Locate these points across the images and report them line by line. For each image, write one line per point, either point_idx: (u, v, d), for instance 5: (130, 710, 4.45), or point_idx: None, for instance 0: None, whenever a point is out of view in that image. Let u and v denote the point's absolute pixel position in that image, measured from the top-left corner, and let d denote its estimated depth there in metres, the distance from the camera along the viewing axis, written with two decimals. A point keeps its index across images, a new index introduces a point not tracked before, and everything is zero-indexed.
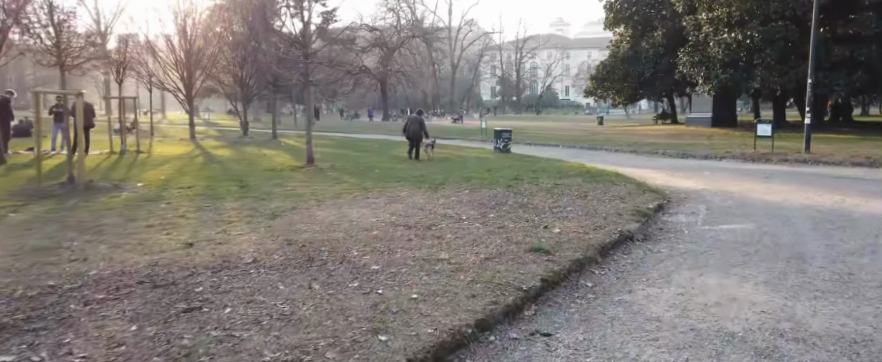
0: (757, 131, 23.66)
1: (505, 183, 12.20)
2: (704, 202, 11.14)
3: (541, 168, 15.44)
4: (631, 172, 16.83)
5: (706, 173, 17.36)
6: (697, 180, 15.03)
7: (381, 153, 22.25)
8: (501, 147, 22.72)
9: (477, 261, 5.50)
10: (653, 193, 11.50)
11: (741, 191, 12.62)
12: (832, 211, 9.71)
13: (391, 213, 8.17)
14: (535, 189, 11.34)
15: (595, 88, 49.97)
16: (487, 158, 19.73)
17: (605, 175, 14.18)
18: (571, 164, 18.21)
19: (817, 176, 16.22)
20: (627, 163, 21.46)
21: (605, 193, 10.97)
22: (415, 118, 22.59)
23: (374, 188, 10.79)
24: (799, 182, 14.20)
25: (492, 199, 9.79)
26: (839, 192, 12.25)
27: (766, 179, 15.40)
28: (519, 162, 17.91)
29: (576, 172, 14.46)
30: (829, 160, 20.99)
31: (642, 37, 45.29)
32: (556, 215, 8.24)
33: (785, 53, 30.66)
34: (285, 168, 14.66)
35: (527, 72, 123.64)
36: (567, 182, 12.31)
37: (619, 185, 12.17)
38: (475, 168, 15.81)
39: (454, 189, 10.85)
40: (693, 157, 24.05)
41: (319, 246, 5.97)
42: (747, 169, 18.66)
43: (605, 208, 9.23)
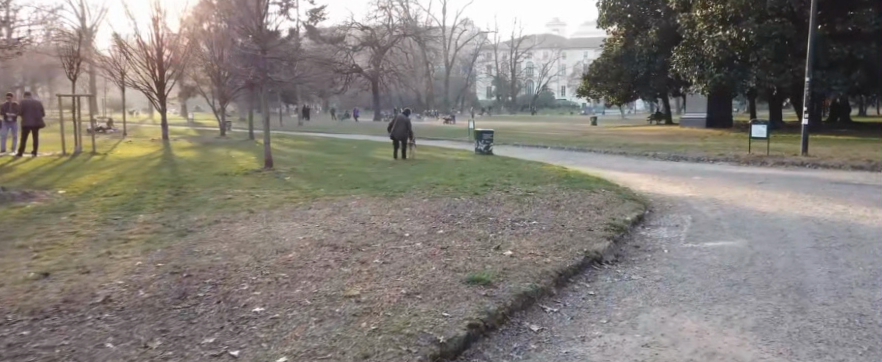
0: (753, 132, 22.61)
1: (474, 190, 11.16)
2: (691, 212, 10.13)
3: (518, 173, 14.41)
4: (616, 177, 15.77)
5: (696, 178, 16.39)
6: (685, 186, 14.04)
7: (357, 155, 21.20)
8: (483, 149, 21.83)
9: (395, 299, 4.40)
10: (634, 202, 10.49)
11: (732, 199, 11.59)
12: (833, 224, 8.69)
13: (325, 228, 7.10)
14: (504, 198, 10.30)
15: (587, 88, 48.97)
16: (467, 161, 18.72)
17: (585, 181, 13.16)
18: (554, 167, 17.18)
19: (815, 181, 15.23)
20: (615, 166, 20.47)
21: (579, 202, 9.96)
22: (403, 119, 21.87)
23: (323, 198, 9.72)
24: (796, 189, 13.17)
25: (451, 210, 8.75)
26: (840, 200, 11.20)
27: (759, 184, 14.43)
28: (497, 165, 16.87)
29: (554, 179, 13.37)
30: (829, 163, 19.96)
31: (635, 35, 44.22)
32: (516, 232, 7.16)
33: (781, 51, 29.72)
34: (241, 173, 13.57)
35: (522, 72, 122.75)
36: (541, 190, 11.25)
37: (597, 194, 11.10)
38: (448, 173, 14.77)
39: (412, 198, 9.80)
40: (685, 160, 23.02)
41: (206, 276, 4.82)
42: (740, 173, 17.64)
43: (576, 221, 8.16)
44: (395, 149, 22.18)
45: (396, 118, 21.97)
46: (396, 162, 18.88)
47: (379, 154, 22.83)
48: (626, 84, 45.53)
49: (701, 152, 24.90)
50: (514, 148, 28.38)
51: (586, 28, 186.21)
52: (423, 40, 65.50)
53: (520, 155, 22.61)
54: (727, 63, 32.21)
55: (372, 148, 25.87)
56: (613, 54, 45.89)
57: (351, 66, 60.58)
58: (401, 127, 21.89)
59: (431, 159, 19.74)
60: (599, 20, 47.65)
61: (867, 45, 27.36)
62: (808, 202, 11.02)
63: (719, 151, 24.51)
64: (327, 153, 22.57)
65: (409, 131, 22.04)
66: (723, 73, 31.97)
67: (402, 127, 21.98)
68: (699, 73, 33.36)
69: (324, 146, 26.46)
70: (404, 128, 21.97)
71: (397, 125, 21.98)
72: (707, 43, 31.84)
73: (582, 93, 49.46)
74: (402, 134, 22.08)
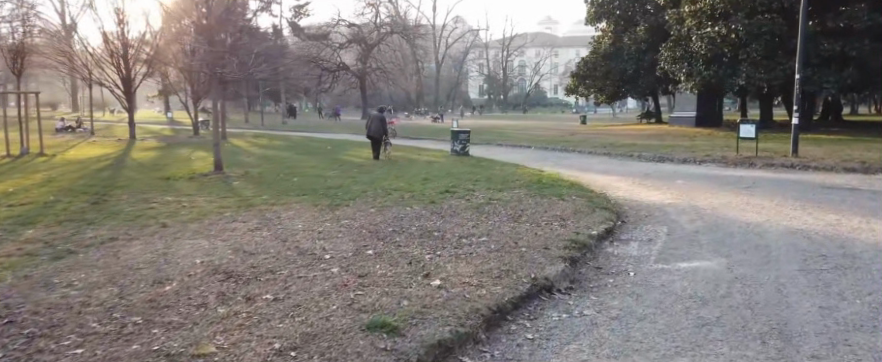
0: (740, 132, 21.71)
1: (433, 198, 10.16)
2: (668, 223, 9.25)
3: (487, 177, 13.49)
4: (592, 182, 14.84)
5: (679, 181, 15.52)
6: (664, 192, 13.14)
7: (327, 156, 20.23)
8: (459, 149, 21.09)
9: (260, 358, 3.45)
10: (606, 212, 9.60)
11: (715, 207, 10.62)
12: (826, 239, 7.80)
13: (234, 248, 6.06)
14: (462, 209, 9.29)
15: (576, 86, 48.12)
16: (440, 163, 17.74)
17: (558, 186, 12.26)
18: (530, 170, 16.27)
19: (807, 185, 14.34)
20: (596, 168, 19.60)
21: (543, 213, 9.08)
22: (381, 118, 20.91)
23: (258, 208, 8.78)
24: (782, 195, 12.27)
25: (394, 223, 7.76)
26: (831, 209, 10.26)
27: (746, 189, 13.55)
28: (470, 169, 15.96)
29: (525, 183, 12.39)
30: (820, 165, 19.05)
31: (624, 32, 43.32)
32: (458, 253, 6.15)
33: (772, 48, 28.89)
34: (186, 178, 12.53)
35: (514, 70, 121.98)
36: (505, 199, 10.29)
37: (565, 203, 10.13)
38: (414, 176, 13.84)
39: (358, 208, 8.88)
40: (670, 161, 22.11)
41: (35, 323, 3.85)
42: (725, 176, 16.76)
43: (532, 239, 7.16)
44: (372, 148, 21.23)
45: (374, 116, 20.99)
46: (366, 164, 17.91)
47: (352, 155, 21.81)
48: (616, 82, 44.64)
49: (687, 153, 23.98)
50: (495, 149, 27.45)
51: (579, 26, 185.73)
52: (412, 37, 64.56)
53: (498, 157, 21.73)
54: (717, 60, 31.41)
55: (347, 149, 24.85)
56: (601, 52, 45.04)
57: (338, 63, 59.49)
58: (378, 126, 20.93)
59: (403, 161, 18.78)
60: (588, 17, 46.79)
61: (859, 42, 26.52)
62: (796, 210, 10.08)
63: (707, 152, 23.63)
64: (299, 154, 21.54)
65: (385, 130, 21.07)
66: (712, 70, 31.20)
67: (379, 126, 21.02)
68: (687, 71, 32.50)
69: (297, 147, 25.40)
70: (381, 127, 21.00)
71: (374, 124, 20.99)
72: (696, 40, 31.02)
73: (571, 91, 48.60)
74: (378, 134, 21.10)
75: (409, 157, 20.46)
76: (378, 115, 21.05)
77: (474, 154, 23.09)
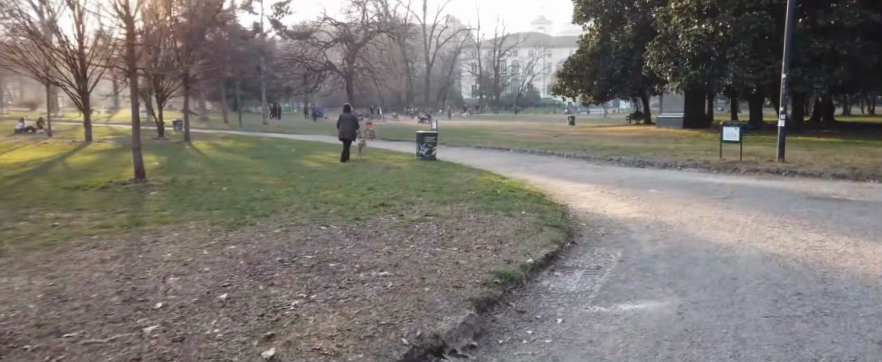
0: (724, 135, 20.52)
1: (363, 214, 8.93)
2: (625, 246, 8.13)
3: (437, 187, 12.31)
4: (555, 191, 13.75)
5: (653, 189, 14.35)
6: (632, 203, 12.01)
7: (283, 160, 18.98)
8: (425, 153, 20.14)
9: None
10: (554, 231, 8.50)
11: (685, 225, 9.46)
12: (805, 268, 6.69)
13: (48, 290, 4.77)
14: (390, 228, 8.05)
15: (562, 86, 46.91)
16: (400, 170, 16.50)
17: (512, 198, 11.10)
18: (494, 178, 15.08)
19: (791, 195, 13.18)
20: (569, 175, 18.45)
21: (479, 234, 7.96)
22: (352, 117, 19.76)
23: (141, 226, 7.49)
24: (759, 207, 11.14)
25: (291, 249, 6.47)
26: (813, 227, 9.12)
27: (723, 199, 12.40)
28: (429, 176, 14.77)
29: (475, 194, 11.21)
30: (808, 170, 17.88)
31: (612, 31, 42.16)
32: (338, 297, 4.84)
33: (760, 47, 27.80)
34: (99, 187, 11.26)
35: (506, 70, 120.75)
36: (446, 216, 9.03)
37: (512, 222, 8.89)
38: (360, 185, 12.64)
39: (261, 227, 7.65)
40: (649, 166, 21.00)
41: None
42: (704, 183, 15.61)
43: (449, 273, 5.88)
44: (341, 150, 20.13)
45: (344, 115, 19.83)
46: (321, 170, 16.67)
47: (314, 158, 20.53)
48: (603, 82, 43.46)
49: (666, 156, 22.88)
50: (469, 154, 26.35)
51: (572, 27, 184.77)
52: (399, 36, 63.34)
53: (467, 163, 20.67)
54: (704, 60, 30.31)
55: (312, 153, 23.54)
56: (588, 51, 43.86)
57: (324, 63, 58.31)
58: (349, 126, 19.80)
59: (362, 167, 17.52)
60: (575, 15, 45.62)
61: (851, 40, 25.79)
62: (775, 230, 8.88)
63: (688, 156, 22.55)
64: (257, 158, 20.22)
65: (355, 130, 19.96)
66: (699, 69, 30.11)
67: (350, 126, 19.88)
68: (673, 71, 31.34)
69: (259, 151, 24.10)
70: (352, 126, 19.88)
71: (344, 123, 19.86)
72: (682, 38, 29.90)
73: (557, 91, 47.40)
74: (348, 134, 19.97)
75: (371, 161, 19.24)
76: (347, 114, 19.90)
77: (445, 159, 21.98)
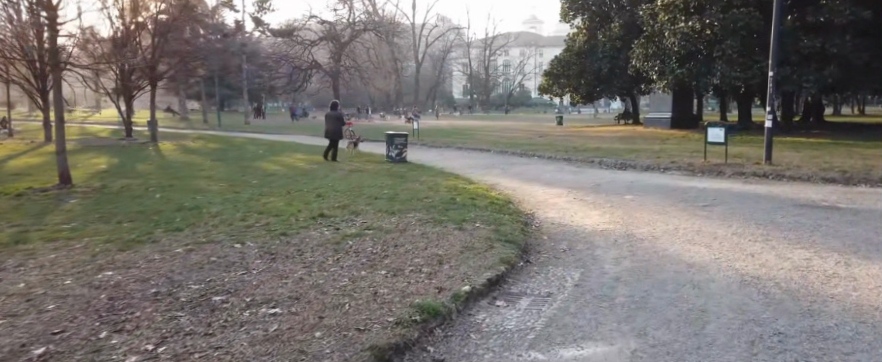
0: (709, 136, 19.58)
1: (293, 228, 7.88)
2: (585, 267, 7.17)
3: (392, 195, 11.31)
4: (523, 199, 12.82)
5: (629, 195, 13.38)
6: (604, 212, 11.08)
7: (243, 164, 17.90)
8: (395, 155, 19.23)
9: None
10: (508, 248, 7.51)
11: (659, 239, 8.50)
12: (790, 297, 5.78)
13: None
14: (316, 246, 7.00)
15: (549, 85, 45.96)
16: (362, 174, 15.46)
17: (471, 207, 10.14)
18: (462, 183, 14.09)
19: (776, 202, 12.24)
20: (545, 179, 17.49)
21: (418, 254, 6.93)
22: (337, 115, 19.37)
23: (17, 246, 6.43)
24: (739, 216, 10.22)
25: (177, 275, 5.39)
26: (798, 242, 8.20)
27: (704, 207, 11.43)
28: (391, 181, 13.79)
29: (427, 203, 10.14)
30: (796, 174, 16.96)
31: (599, 29, 41.24)
32: (190, 352, 3.84)
33: (747, 44, 26.96)
34: (12, 196, 10.17)
35: (496, 70, 119.91)
36: (386, 232, 7.98)
37: (459, 237, 7.83)
38: (309, 192, 11.61)
39: (160, 245, 6.58)
40: (631, 169, 20.08)
41: None
42: (685, 188, 14.65)
43: (357, 309, 4.81)
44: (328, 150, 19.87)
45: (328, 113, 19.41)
46: (278, 174, 15.61)
47: (278, 161, 19.44)
48: (590, 81, 42.54)
49: (649, 158, 21.95)
50: (447, 155, 25.42)
51: (563, 27, 184.37)
52: (385, 35, 62.28)
53: (440, 166, 19.77)
54: (691, 58, 29.43)
55: (280, 155, 22.45)
56: (575, 49, 42.89)
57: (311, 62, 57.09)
58: (336, 125, 19.47)
59: (324, 171, 16.47)
60: (562, 13, 44.68)
61: (841, 37, 25.32)
62: (756, 246, 7.94)
63: (670, 158, 21.66)
64: (216, 161, 19.15)
65: (342, 127, 19.68)
66: (686, 68, 29.23)
67: (335, 124, 19.54)
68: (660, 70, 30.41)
69: (225, 153, 23.01)
70: (338, 124, 19.55)
71: (329, 121, 19.49)
72: (668, 36, 29.02)
73: (544, 90, 46.46)
74: (335, 131, 19.67)
75: (336, 164, 18.20)
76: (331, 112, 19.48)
77: (418, 161, 21.07)
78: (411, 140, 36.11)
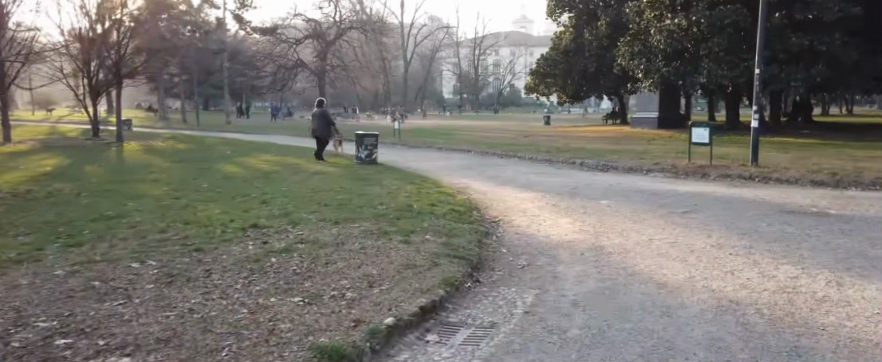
0: (693, 137, 18.72)
1: (212, 242, 6.92)
2: (543, 288, 6.24)
3: (345, 200, 10.40)
4: (491, 205, 11.94)
5: (606, 201, 12.50)
6: (575, 221, 10.19)
7: (201, 167, 16.91)
8: (364, 157, 18.42)
9: None
10: (455, 266, 6.56)
11: (630, 255, 7.58)
12: (774, 329, 4.90)
13: None
14: (229, 264, 6.04)
15: (535, 84, 45.12)
16: (324, 177, 14.55)
17: (428, 215, 9.26)
18: (428, 188, 13.18)
19: (762, 208, 11.39)
20: (521, 182, 16.60)
21: (347, 274, 5.96)
22: (324, 114, 19.36)
23: None
24: (720, 226, 9.36)
25: (31, 310, 4.47)
26: (783, 256, 7.34)
27: (684, 214, 10.58)
28: (353, 185, 12.88)
29: (377, 212, 9.19)
30: (783, 176, 16.15)
31: (585, 27, 40.40)
32: None
33: (734, 41, 26.22)
34: None
35: (486, 69, 119.05)
36: (320, 246, 7.01)
37: (402, 253, 6.86)
38: (257, 198, 10.69)
39: (42, 267, 5.63)
40: (613, 171, 19.23)
41: None
42: (667, 192, 13.80)
43: (235, 358, 3.86)
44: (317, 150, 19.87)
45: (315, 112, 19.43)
46: (235, 177, 14.66)
47: (241, 163, 18.46)
48: (576, 81, 41.73)
49: (632, 160, 21.14)
50: (424, 157, 24.53)
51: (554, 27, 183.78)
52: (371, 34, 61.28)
53: (413, 169, 18.90)
54: (677, 56, 28.65)
55: (248, 155, 21.46)
56: (562, 48, 42.02)
57: (295, 61, 55.96)
58: (322, 124, 19.47)
59: (284, 173, 15.52)
60: (548, 10, 43.89)
61: (830, 35, 24.90)
62: (737, 263, 7.07)
63: (653, 159, 20.85)
64: (176, 164, 18.15)
65: (330, 127, 19.65)
66: (672, 67, 28.47)
67: (323, 123, 19.51)
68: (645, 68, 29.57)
69: (190, 154, 21.99)
70: (325, 123, 19.54)
71: (316, 121, 19.48)
72: (655, 33, 28.29)
73: (530, 90, 45.60)
74: (322, 131, 19.64)
75: (301, 167, 17.27)
76: (319, 111, 19.49)
77: (391, 163, 20.18)
78: (393, 140, 35.14)
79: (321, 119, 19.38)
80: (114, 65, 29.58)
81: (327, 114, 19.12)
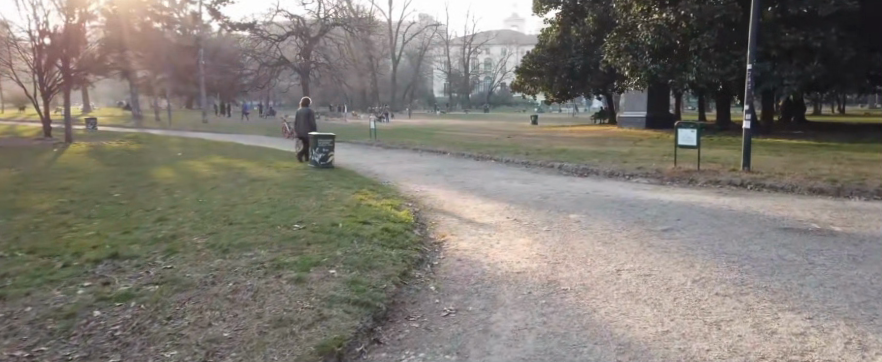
0: (679, 139, 17.10)
1: (32, 286, 5.26)
2: (465, 355, 4.61)
3: (262, 217, 8.71)
4: (442, 220, 10.31)
5: (576, 214, 10.88)
6: (534, 243, 8.54)
7: (133, 173, 15.18)
8: (319, 161, 16.88)
9: None
10: (348, 318, 4.91)
11: (591, 297, 5.93)
12: None
13: None
14: (20, 323, 4.49)
15: (521, 83, 43.44)
16: (261, 186, 12.88)
17: (351, 237, 7.60)
18: (375, 198, 11.54)
19: (757, 224, 9.76)
20: (489, 189, 14.96)
21: (184, 341, 4.31)
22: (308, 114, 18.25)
23: None
24: (705, 252, 7.75)
25: None
26: (785, 298, 5.71)
27: (666, 233, 8.97)
28: (288, 195, 11.23)
29: (288, 235, 7.48)
30: (778, 183, 14.57)
31: (572, 23, 38.79)
32: None
33: (725, 38, 24.73)
34: None
35: (475, 68, 117.36)
36: (174, 288, 5.29)
37: (284, 300, 5.16)
38: (160, 214, 9.04)
39: None
40: (592, 176, 17.65)
41: None
42: (649, 204, 12.18)
43: None
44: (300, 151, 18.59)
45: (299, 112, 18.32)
46: (162, 186, 12.98)
47: (184, 167, 16.77)
48: (562, 79, 40.14)
49: (614, 163, 19.53)
50: (393, 161, 22.92)
51: None
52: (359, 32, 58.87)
53: (374, 175, 17.23)
54: (665, 53, 27.12)
55: (198, 158, 19.71)
56: (547, 45, 40.37)
57: (275, 58, 54.10)
58: (305, 125, 18.35)
59: (220, 181, 13.84)
60: (533, 6, 42.26)
61: (825, 30, 23.46)
62: (725, 310, 5.44)
63: (637, 162, 19.28)
64: (108, 168, 16.41)
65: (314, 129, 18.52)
66: (660, 64, 26.92)
67: (306, 124, 18.41)
68: (631, 65, 28.00)
69: (136, 157, 20.26)
70: (309, 124, 18.42)
71: (300, 120, 18.38)
72: (642, 29, 26.86)
73: (516, 88, 43.92)
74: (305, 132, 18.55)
75: (246, 173, 15.58)
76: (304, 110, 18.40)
77: (352, 168, 18.55)
78: (369, 140, 33.41)
79: (304, 119, 18.25)
80: (64, 58, 27.75)
81: (310, 114, 18.02)
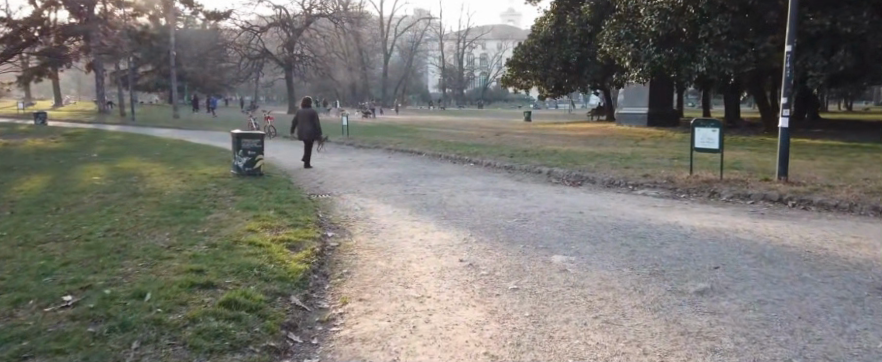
0: (695, 140, 13.66)
1: None
2: None
3: (37, 276, 5.27)
4: (359, 270, 6.74)
5: (562, 254, 7.40)
6: (486, 325, 5.08)
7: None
8: (241, 167, 13.47)
9: None
10: None
11: None
12: None
13: None
14: None
15: (513, 76, 39.94)
16: (135, 204, 9.44)
17: (142, 330, 4.15)
18: (278, 226, 8.08)
19: (843, 276, 6.33)
20: (452, 206, 11.48)
21: None
22: (311, 113, 16.25)
23: None
24: (788, 354, 4.37)
25: None
26: None
27: (707, 299, 5.55)
28: (147, 224, 7.76)
29: (18, 330, 4.03)
30: (829, 199, 11.17)
31: (569, 12, 35.25)
32: None
33: (741, 23, 21.23)
34: None
35: (470, 62, 113.84)
36: None
37: None
38: None
39: None
40: (587, 186, 14.20)
41: None
42: (667, 234, 8.72)
43: None
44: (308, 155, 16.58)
45: (301, 112, 16.38)
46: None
47: (68, 175, 13.17)
48: (556, 72, 36.55)
49: (614, 168, 16.03)
50: (353, 164, 19.47)
51: None
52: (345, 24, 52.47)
53: (313, 185, 13.83)
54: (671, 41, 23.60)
55: (110, 161, 16.28)
56: (541, 35, 36.86)
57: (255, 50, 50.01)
58: (309, 126, 16.29)
59: (88, 196, 10.38)
60: None
61: (856, 14, 19.73)
62: None
63: (641, 168, 15.77)
64: None
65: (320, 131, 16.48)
66: (665, 53, 23.36)
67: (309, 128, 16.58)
68: (633, 55, 24.47)
69: (35, 159, 16.77)
70: (314, 125, 16.39)
71: (302, 121, 16.40)
72: (645, 13, 23.33)
73: (507, 81, 40.42)
74: (311, 135, 16.58)
75: (142, 183, 12.05)
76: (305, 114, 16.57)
77: (290, 176, 15.11)
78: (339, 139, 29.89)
79: (307, 119, 16.26)
80: None
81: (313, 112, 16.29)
